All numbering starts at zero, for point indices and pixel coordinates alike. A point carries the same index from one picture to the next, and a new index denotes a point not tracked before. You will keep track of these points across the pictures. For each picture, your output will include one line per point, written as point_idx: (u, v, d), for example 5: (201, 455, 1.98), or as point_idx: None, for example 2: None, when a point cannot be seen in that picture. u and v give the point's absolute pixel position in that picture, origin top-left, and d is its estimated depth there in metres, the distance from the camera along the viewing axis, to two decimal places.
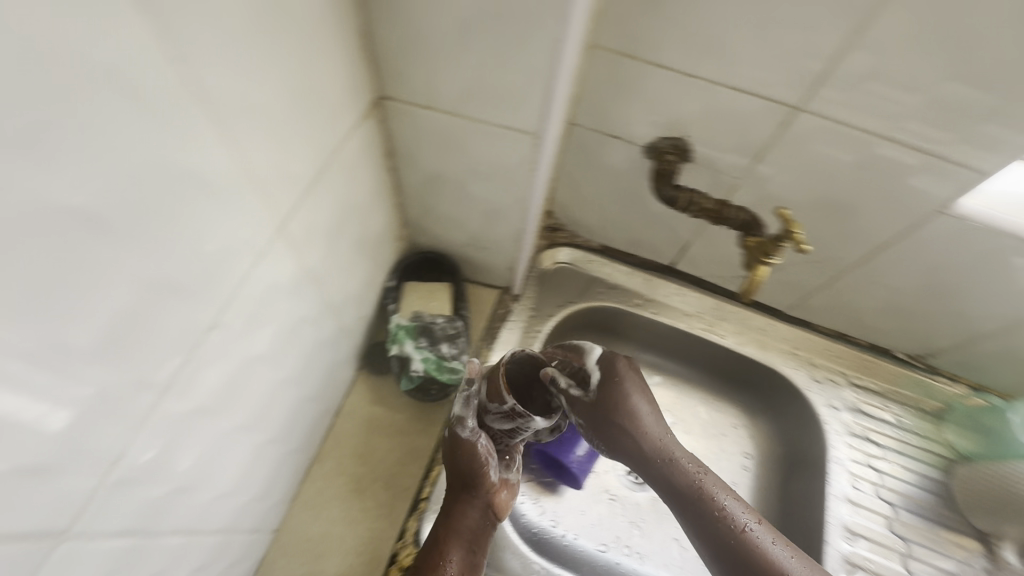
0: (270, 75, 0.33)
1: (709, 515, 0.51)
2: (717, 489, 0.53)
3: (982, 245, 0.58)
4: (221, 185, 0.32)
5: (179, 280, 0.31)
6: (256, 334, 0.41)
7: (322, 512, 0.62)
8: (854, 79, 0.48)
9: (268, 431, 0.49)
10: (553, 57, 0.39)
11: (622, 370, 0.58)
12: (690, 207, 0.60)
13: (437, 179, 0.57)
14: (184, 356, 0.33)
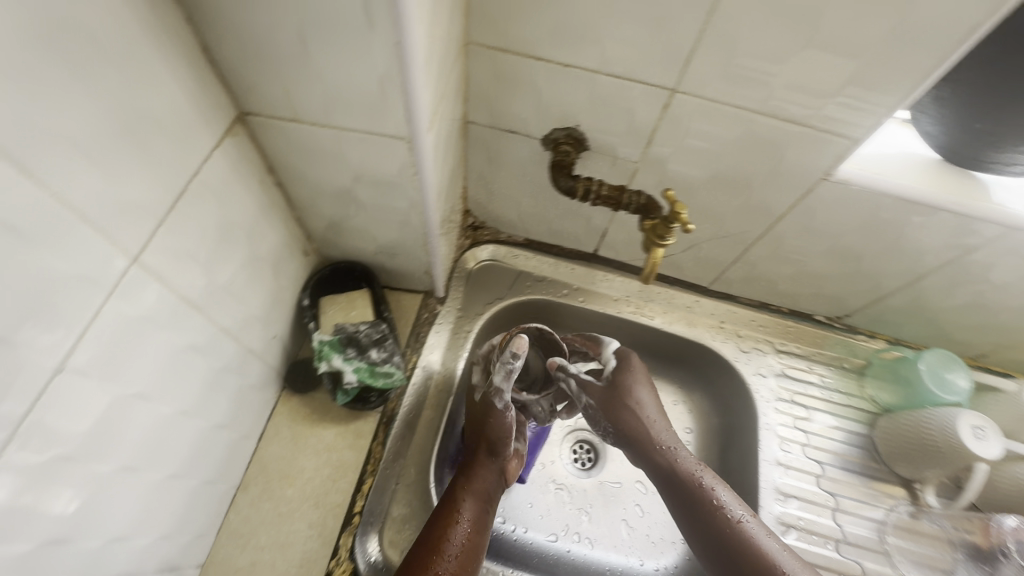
0: (94, 109, 0.33)
1: (703, 507, 0.58)
2: (708, 477, 0.60)
3: (867, 208, 0.61)
4: (40, 229, 0.31)
5: (17, 330, 0.31)
6: (133, 373, 0.41)
7: (250, 534, 0.61)
8: (719, 59, 0.49)
9: (171, 466, 0.48)
10: (397, 67, 0.39)
11: (630, 363, 0.67)
12: (590, 194, 0.61)
13: (329, 190, 0.56)
14: (35, 403, 0.33)
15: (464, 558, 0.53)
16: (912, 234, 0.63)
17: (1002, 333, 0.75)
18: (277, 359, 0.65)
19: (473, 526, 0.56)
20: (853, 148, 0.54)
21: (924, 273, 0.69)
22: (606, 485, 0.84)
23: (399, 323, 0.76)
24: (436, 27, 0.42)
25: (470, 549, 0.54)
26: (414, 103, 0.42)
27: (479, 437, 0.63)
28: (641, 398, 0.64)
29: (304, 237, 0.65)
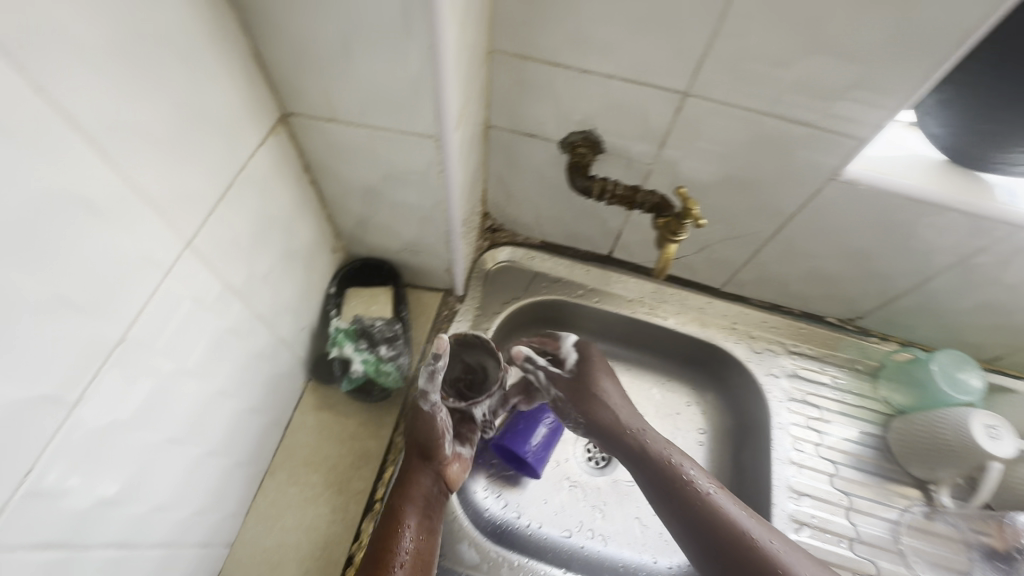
0: (164, 104, 0.37)
1: (704, 511, 0.56)
2: (697, 472, 0.59)
3: (876, 207, 0.62)
4: (115, 210, 0.35)
5: (91, 299, 0.34)
6: (182, 350, 0.44)
7: (277, 515, 0.63)
8: (727, 64, 0.52)
9: (209, 442, 0.52)
10: (429, 69, 0.42)
11: (594, 358, 0.68)
12: (604, 194, 0.64)
13: (360, 188, 0.60)
14: (102, 368, 0.36)
15: (413, 566, 0.56)
16: (921, 234, 0.65)
17: (1017, 335, 0.76)
18: (305, 350, 0.69)
19: (417, 534, 0.58)
20: (860, 148, 0.56)
21: (935, 273, 0.70)
22: (620, 483, 0.85)
23: (420, 320, 0.79)
24: (465, 33, 0.45)
25: (419, 558, 0.56)
26: (443, 103, 0.45)
27: (411, 441, 0.64)
28: (607, 390, 0.66)
29: (333, 234, 0.69)
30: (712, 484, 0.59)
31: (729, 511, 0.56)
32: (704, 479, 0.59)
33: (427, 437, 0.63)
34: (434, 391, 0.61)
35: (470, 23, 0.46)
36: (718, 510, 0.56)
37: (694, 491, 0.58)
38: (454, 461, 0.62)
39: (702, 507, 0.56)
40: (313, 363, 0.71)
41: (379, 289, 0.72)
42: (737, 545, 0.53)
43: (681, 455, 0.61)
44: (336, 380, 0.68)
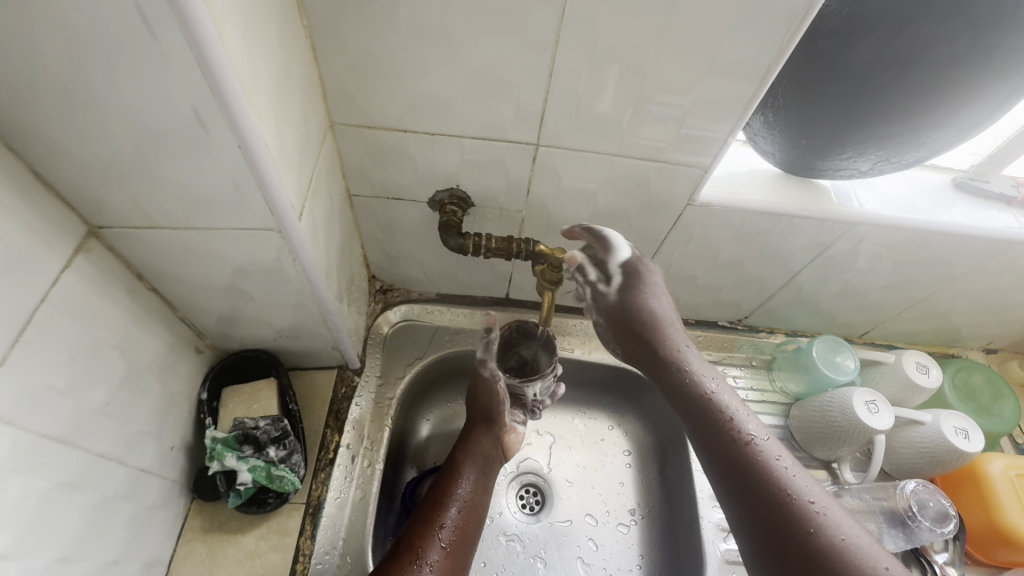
0: None
1: (759, 469, 0.49)
2: (748, 422, 0.53)
3: (733, 223, 0.67)
4: None
5: None
6: None
7: None
8: (565, 114, 0.54)
9: None
10: (245, 168, 0.39)
11: (635, 274, 0.61)
12: (481, 249, 0.63)
13: (211, 286, 0.54)
14: None
15: (462, 517, 0.63)
16: (777, 240, 0.70)
17: (875, 311, 0.84)
18: (181, 470, 0.61)
19: (473, 486, 0.67)
20: (705, 175, 0.60)
21: (798, 271, 0.76)
22: (556, 525, 0.82)
23: (315, 404, 0.73)
24: (284, 122, 0.42)
25: (470, 510, 0.64)
26: (271, 197, 0.42)
27: (477, 407, 0.74)
28: (654, 293, 0.61)
29: (196, 335, 0.62)
30: (737, 400, 0.55)
31: (788, 469, 0.49)
32: (757, 426, 0.52)
33: (486, 409, 0.72)
34: (491, 356, 0.74)
35: (291, 110, 0.44)
36: (779, 469, 0.49)
37: (749, 444, 0.51)
38: (488, 427, 0.71)
39: (750, 464, 0.50)
40: (193, 482, 0.63)
41: (260, 384, 0.66)
42: (763, 496, 0.48)
43: (726, 390, 0.55)
44: (222, 496, 0.61)
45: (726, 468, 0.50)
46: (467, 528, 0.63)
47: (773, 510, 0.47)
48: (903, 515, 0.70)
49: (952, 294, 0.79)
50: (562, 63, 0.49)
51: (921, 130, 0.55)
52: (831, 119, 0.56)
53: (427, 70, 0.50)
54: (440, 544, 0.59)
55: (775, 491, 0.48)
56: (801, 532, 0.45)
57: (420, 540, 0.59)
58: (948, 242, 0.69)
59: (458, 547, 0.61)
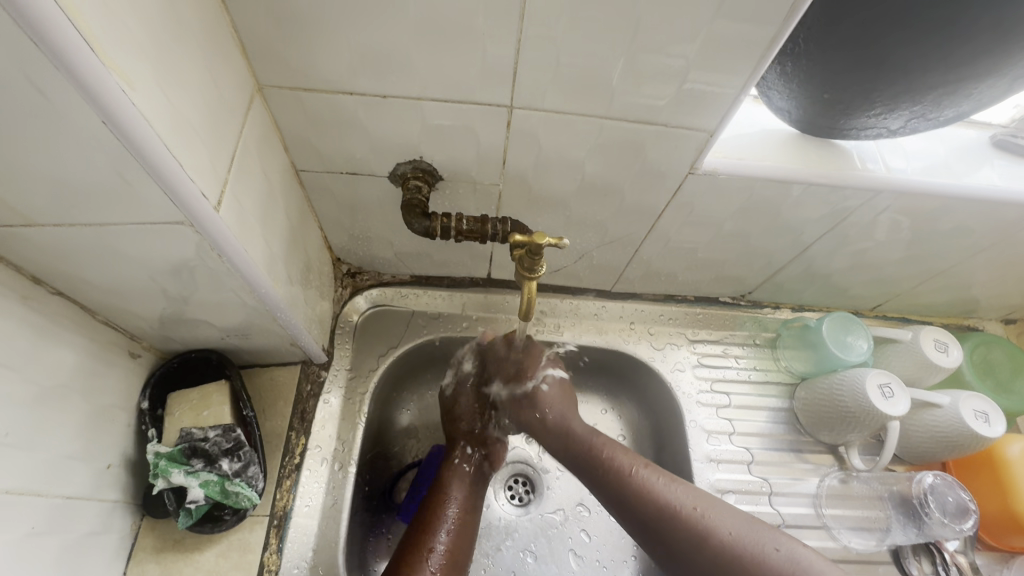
0: None
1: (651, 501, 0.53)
2: (620, 455, 0.58)
3: (740, 193, 0.58)
4: None
5: None
6: None
7: None
8: (541, 70, 0.45)
9: None
10: (122, 150, 0.31)
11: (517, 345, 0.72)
12: (450, 232, 0.54)
13: (129, 287, 0.46)
14: None
15: (452, 540, 0.60)
16: (789, 210, 0.61)
17: (890, 284, 0.77)
18: (123, 488, 0.55)
19: (463, 506, 0.63)
20: (710, 139, 0.51)
21: (810, 244, 0.68)
22: (547, 517, 0.77)
23: (276, 406, 0.65)
24: (178, 90, 0.34)
25: (460, 530, 0.61)
26: (171, 187, 0.34)
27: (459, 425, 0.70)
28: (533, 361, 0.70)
29: (127, 338, 0.54)
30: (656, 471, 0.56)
31: (692, 499, 0.53)
32: (635, 458, 0.58)
33: (470, 427, 0.70)
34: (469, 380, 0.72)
35: (190, 73, 0.35)
36: (670, 496, 0.53)
37: (635, 481, 0.55)
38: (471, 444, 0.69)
39: (663, 512, 0.52)
40: (142, 499, 0.57)
41: (210, 388, 0.59)
42: (656, 517, 0.52)
43: (585, 425, 0.63)
44: (171, 515, 0.55)
45: (609, 493, 0.56)
46: (459, 552, 0.59)
47: (688, 544, 0.50)
48: (915, 501, 0.66)
49: (976, 264, 0.72)
50: (533, 7, 0.40)
51: (967, 80, 0.46)
52: (861, 69, 0.46)
53: (367, 17, 0.40)
54: (429, 567, 0.56)
55: (696, 531, 0.50)
56: (751, 565, 0.46)
57: (408, 566, 0.56)
58: (980, 209, 0.61)
59: (450, 569, 0.57)
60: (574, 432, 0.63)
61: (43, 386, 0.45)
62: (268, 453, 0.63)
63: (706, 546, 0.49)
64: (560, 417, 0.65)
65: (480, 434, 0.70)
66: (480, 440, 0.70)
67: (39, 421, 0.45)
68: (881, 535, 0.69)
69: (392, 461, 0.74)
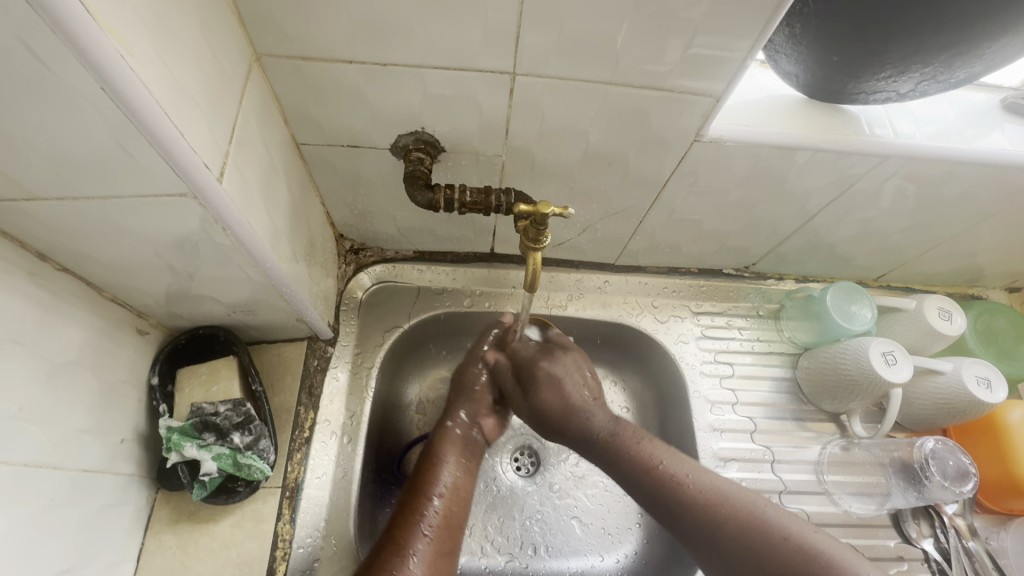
0: None
1: (665, 482, 0.54)
2: (645, 444, 0.58)
3: (746, 161, 0.57)
4: None
5: None
6: None
7: None
8: (544, 37, 0.44)
9: None
10: (124, 120, 0.31)
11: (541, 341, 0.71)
12: (453, 204, 0.54)
13: (134, 263, 0.46)
14: None
15: (448, 506, 0.60)
16: (795, 179, 0.61)
17: (895, 253, 0.76)
18: (137, 462, 0.56)
19: (456, 472, 0.63)
20: (716, 105, 0.50)
21: (815, 213, 0.67)
22: (552, 487, 0.79)
23: (284, 381, 0.66)
24: (177, 58, 0.33)
25: (455, 495, 0.61)
26: (172, 155, 0.34)
27: (460, 396, 0.71)
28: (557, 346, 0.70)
29: (134, 314, 0.55)
30: (683, 459, 0.56)
31: (716, 492, 0.52)
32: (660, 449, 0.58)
33: (467, 394, 0.71)
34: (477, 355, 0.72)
35: (187, 41, 0.34)
36: (692, 487, 0.53)
37: (656, 473, 0.55)
38: (465, 411, 0.69)
39: (690, 497, 0.53)
40: (156, 472, 0.58)
41: (218, 363, 0.60)
42: (675, 503, 0.53)
43: (609, 416, 0.63)
44: (185, 487, 0.56)
45: (633, 483, 0.57)
46: (454, 518, 0.60)
47: (711, 527, 0.50)
48: (916, 466, 0.67)
49: (982, 231, 0.71)
50: None
51: (981, 40, 0.45)
52: (872, 30, 0.45)
53: None
54: (424, 531, 0.57)
55: (716, 515, 0.51)
56: (772, 547, 0.47)
57: (403, 530, 0.57)
58: (990, 174, 0.60)
59: (445, 533, 0.58)
60: (596, 423, 0.63)
61: (54, 362, 0.46)
62: (277, 427, 0.64)
63: (726, 533, 0.49)
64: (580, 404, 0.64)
65: (478, 402, 0.70)
66: (477, 406, 0.70)
67: (52, 397, 0.46)
68: (882, 500, 0.70)
69: (399, 435, 0.75)
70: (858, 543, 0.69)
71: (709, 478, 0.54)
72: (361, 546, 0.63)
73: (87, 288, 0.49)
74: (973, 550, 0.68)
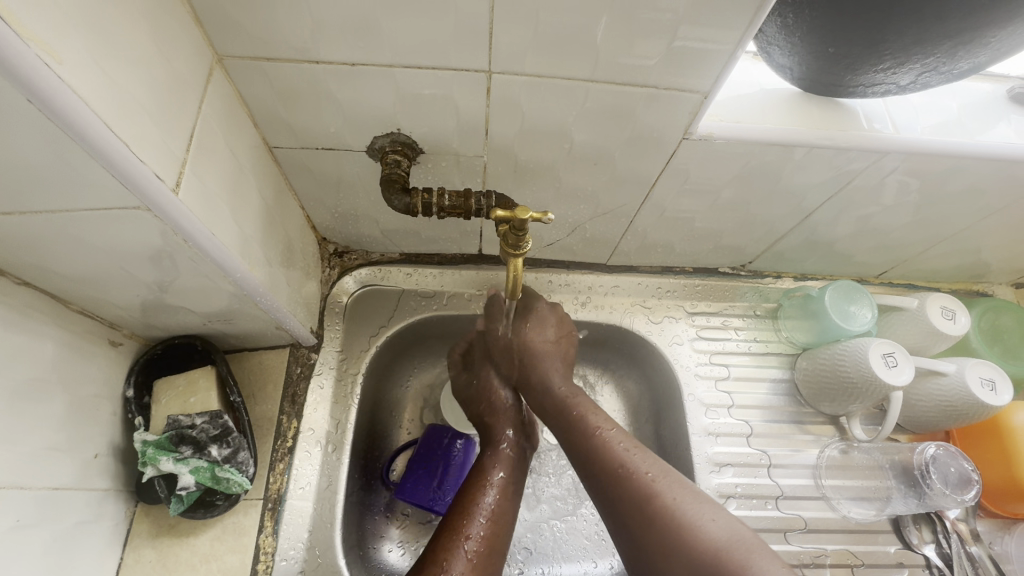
0: None
1: (595, 443, 0.57)
2: (589, 413, 0.60)
3: (737, 159, 0.55)
4: None
5: None
6: None
7: None
8: (519, 33, 0.42)
9: None
10: (58, 132, 0.29)
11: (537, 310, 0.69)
12: (432, 208, 0.52)
13: (98, 277, 0.45)
14: None
15: (492, 524, 0.56)
16: (790, 176, 0.58)
17: (897, 249, 0.74)
18: (113, 476, 0.54)
19: (503, 494, 0.59)
20: (705, 101, 0.48)
21: (813, 210, 0.65)
22: (542, 493, 0.77)
23: (266, 390, 0.65)
24: (116, 61, 0.31)
25: (499, 513, 0.57)
26: (119, 167, 0.32)
27: (489, 409, 0.68)
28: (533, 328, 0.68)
29: (106, 326, 0.53)
30: (622, 436, 0.57)
31: (653, 468, 0.53)
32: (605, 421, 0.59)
33: (499, 411, 0.67)
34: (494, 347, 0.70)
35: (130, 45, 0.32)
36: (632, 459, 0.54)
37: (597, 439, 0.57)
38: (510, 429, 0.66)
39: (619, 466, 0.54)
40: (134, 485, 0.56)
41: (196, 374, 0.58)
42: (608, 469, 0.54)
43: (567, 383, 0.65)
44: (163, 501, 0.55)
45: (573, 444, 0.59)
46: (497, 538, 0.56)
47: (628, 494, 0.52)
48: (917, 473, 0.65)
49: (988, 227, 0.69)
50: None
51: (986, 28, 0.42)
52: (871, 18, 0.42)
53: None
54: (465, 554, 0.53)
55: (639, 486, 0.52)
56: (680, 524, 0.48)
57: (443, 551, 0.53)
58: (995, 168, 0.57)
59: (488, 556, 0.54)
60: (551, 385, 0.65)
61: (19, 379, 0.44)
62: (260, 437, 0.62)
63: (644, 503, 0.51)
64: (546, 362, 0.67)
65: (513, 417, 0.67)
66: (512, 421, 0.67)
67: (18, 416, 0.44)
68: (882, 505, 0.68)
69: (386, 439, 0.73)
70: (857, 550, 0.68)
71: (640, 452, 0.55)
72: (349, 553, 0.61)
73: (52, 301, 0.47)
74: (976, 555, 0.66)
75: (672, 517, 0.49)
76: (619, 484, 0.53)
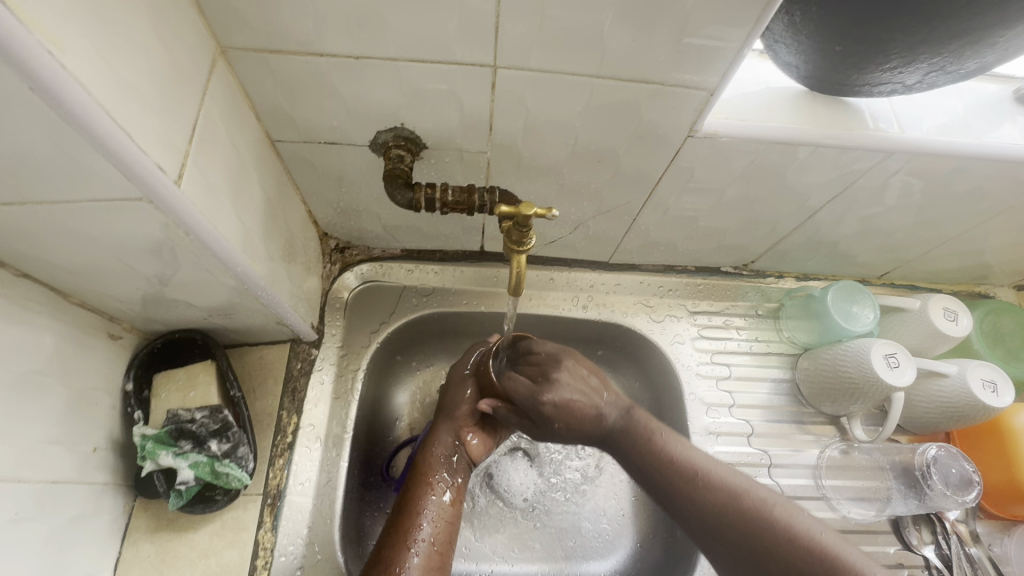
0: None
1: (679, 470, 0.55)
2: (661, 436, 0.58)
3: (744, 157, 0.55)
4: None
5: None
6: None
7: None
8: (523, 27, 0.41)
9: None
10: (58, 120, 0.28)
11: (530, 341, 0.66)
12: (434, 203, 0.52)
13: (98, 269, 0.44)
14: None
15: (438, 526, 0.58)
16: (795, 175, 0.58)
17: (900, 250, 0.74)
18: (111, 470, 0.54)
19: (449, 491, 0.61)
20: (711, 99, 0.48)
21: (817, 210, 0.64)
22: (541, 488, 0.77)
23: (266, 385, 0.64)
24: (119, 50, 0.31)
25: (447, 515, 0.59)
26: (120, 157, 0.31)
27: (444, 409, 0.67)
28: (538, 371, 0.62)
29: (106, 319, 0.53)
30: (704, 454, 0.57)
31: (739, 482, 0.53)
32: (680, 443, 0.58)
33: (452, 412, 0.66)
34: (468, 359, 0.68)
35: (132, 33, 0.32)
36: (712, 476, 0.54)
37: (677, 462, 0.56)
38: (454, 430, 0.65)
39: (704, 488, 0.53)
40: (133, 479, 0.56)
41: (195, 369, 0.58)
42: (697, 493, 0.53)
43: (621, 409, 0.62)
44: (162, 495, 0.55)
45: (651, 473, 0.57)
46: (443, 537, 0.57)
47: (731, 515, 0.51)
48: (918, 473, 0.66)
49: (990, 229, 0.68)
50: None
51: (996, 28, 0.42)
52: (881, 16, 0.42)
53: None
54: (413, 555, 0.55)
55: (734, 507, 0.51)
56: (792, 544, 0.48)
57: (391, 552, 0.54)
58: (1001, 169, 0.57)
59: (436, 554, 0.56)
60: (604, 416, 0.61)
61: (17, 372, 0.44)
62: (259, 432, 0.62)
63: (745, 523, 0.50)
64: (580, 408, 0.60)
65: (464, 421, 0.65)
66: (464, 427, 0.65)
67: (15, 409, 0.44)
68: (881, 505, 0.68)
69: (385, 436, 0.73)
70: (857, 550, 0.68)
71: (719, 467, 0.55)
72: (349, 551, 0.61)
73: (51, 294, 0.47)
74: (976, 556, 0.66)
75: (789, 537, 0.48)
76: (721, 502, 0.52)
